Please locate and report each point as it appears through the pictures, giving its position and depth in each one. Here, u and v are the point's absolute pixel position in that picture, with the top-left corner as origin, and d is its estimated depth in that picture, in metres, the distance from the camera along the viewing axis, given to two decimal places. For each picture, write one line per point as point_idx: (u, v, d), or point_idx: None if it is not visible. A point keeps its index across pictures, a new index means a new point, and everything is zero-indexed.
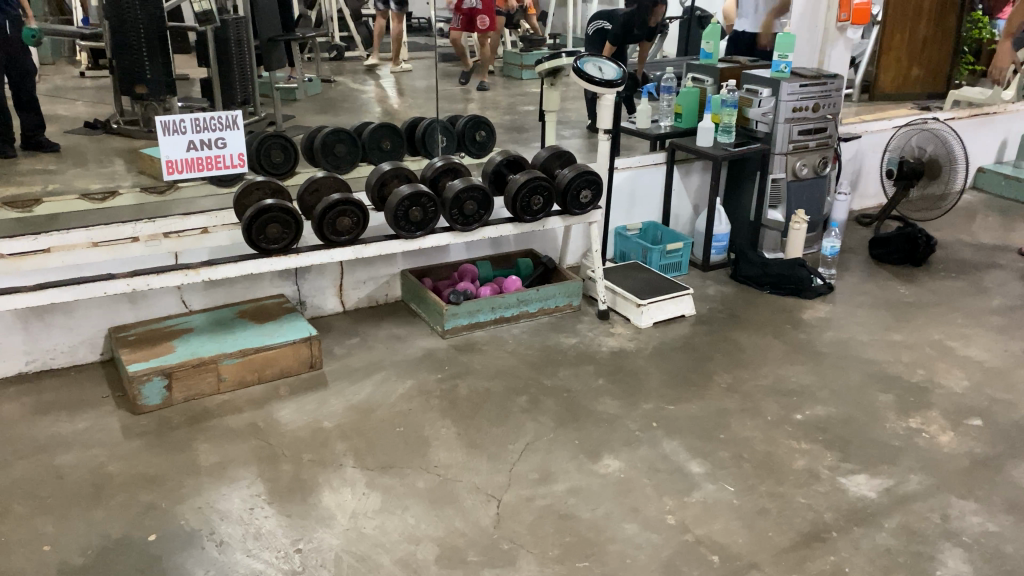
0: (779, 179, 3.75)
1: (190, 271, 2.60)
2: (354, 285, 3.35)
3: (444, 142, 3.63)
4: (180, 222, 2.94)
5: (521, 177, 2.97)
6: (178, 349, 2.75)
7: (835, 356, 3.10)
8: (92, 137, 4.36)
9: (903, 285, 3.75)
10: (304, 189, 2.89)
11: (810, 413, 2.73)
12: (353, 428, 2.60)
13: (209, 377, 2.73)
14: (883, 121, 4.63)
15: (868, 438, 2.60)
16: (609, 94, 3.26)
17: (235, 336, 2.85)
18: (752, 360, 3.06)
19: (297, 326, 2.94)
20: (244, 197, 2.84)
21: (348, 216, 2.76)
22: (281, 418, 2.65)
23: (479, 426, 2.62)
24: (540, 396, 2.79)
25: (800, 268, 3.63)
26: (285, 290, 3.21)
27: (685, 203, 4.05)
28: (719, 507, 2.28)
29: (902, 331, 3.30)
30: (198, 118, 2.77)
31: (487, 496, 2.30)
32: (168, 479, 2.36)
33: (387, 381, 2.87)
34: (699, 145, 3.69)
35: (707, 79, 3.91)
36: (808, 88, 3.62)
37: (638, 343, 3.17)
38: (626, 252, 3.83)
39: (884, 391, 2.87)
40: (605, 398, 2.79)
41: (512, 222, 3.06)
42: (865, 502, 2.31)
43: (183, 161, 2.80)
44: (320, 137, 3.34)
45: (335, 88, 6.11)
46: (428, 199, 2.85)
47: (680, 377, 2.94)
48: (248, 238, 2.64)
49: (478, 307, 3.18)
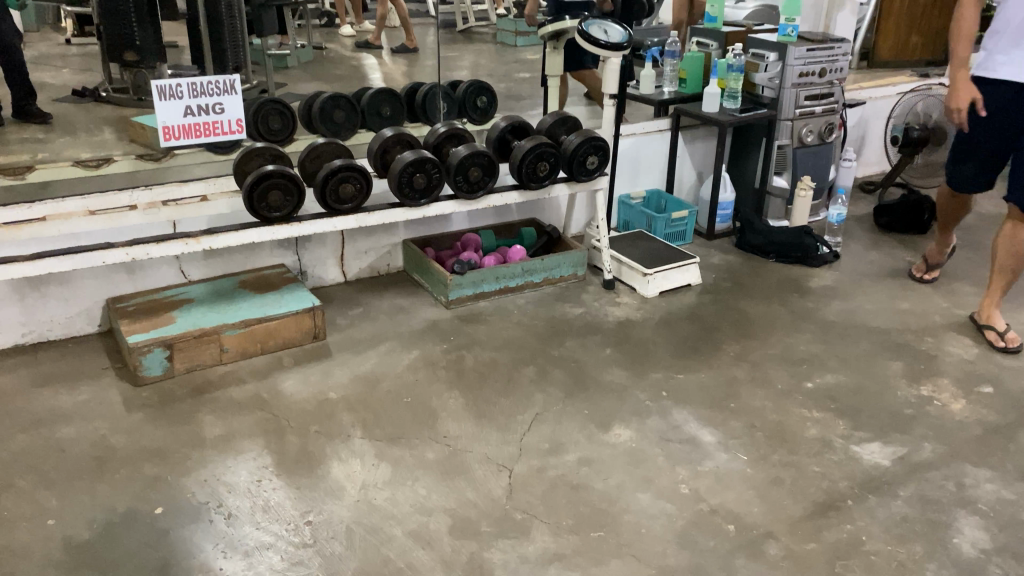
0: (784, 146, 3.72)
1: (191, 240, 2.54)
2: (355, 255, 3.28)
3: (446, 109, 3.55)
4: (178, 189, 2.84)
5: (527, 143, 2.90)
6: (179, 320, 2.69)
7: (843, 324, 3.07)
8: (81, 105, 4.29)
9: (908, 254, 3.70)
10: (305, 155, 2.81)
11: (821, 381, 2.71)
12: (359, 399, 2.56)
13: (212, 348, 2.68)
14: (887, 87, 4.54)
15: (882, 408, 2.57)
16: (615, 58, 3.20)
17: (236, 308, 2.79)
18: (760, 329, 3.02)
19: (299, 296, 2.88)
20: (243, 163, 2.74)
21: (351, 182, 2.69)
22: (286, 389, 2.60)
23: (486, 397, 2.58)
24: (547, 367, 2.75)
25: (807, 237, 3.55)
26: (286, 260, 3.14)
27: (689, 170, 3.98)
28: (732, 477, 2.25)
29: (910, 300, 3.26)
30: (196, 83, 2.72)
31: (498, 466, 2.27)
32: (173, 451, 2.31)
33: (392, 352, 2.83)
34: (705, 111, 3.65)
35: (712, 43, 3.86)
36: (816, 52, 3.58)
37: (644, 313, 3.13)
38: (629, 220, 3.79)
39: (894, 358, 2.85)
40: (614, 368, 2.75)
41: (518, 190, 3.00)
42: (879, 470, 2.29)
43: (180, 127, 2.74)
44: (319, 103, 3.26)
45: (326, 55, 6.02)
46: (433, 165, 2.77)
47: (689, 346, 2.90)
48: (250, 206, 2.57)
49: (482, 277, 3.12)
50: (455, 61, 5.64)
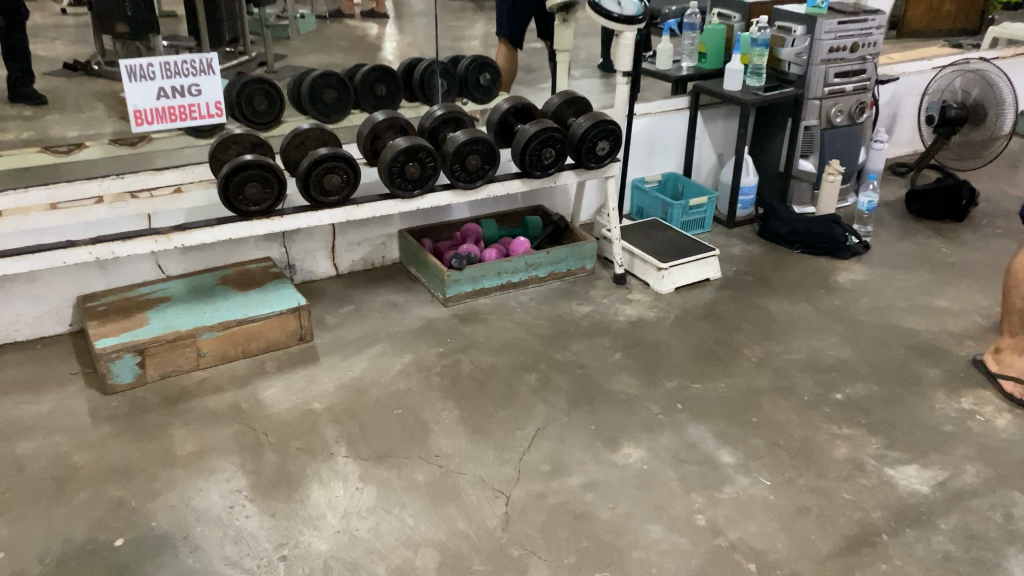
0: (812, 127, 3.46)
1: (161, 237, 2.31)
2: (347, 247, 3.06)
3: (445, 88, 3.30)
4: (152, 177, 2.65)
5: (531, 127, 2.64)
6: (152, 321, 2.48)
7: (874, 324, 2.82)
8: (72, 79, 4.09)
9: (944, 244, 3.43)
10: (287, 142, 2.57)
11: (851, 392, 2.47)
12: (345, 410, 2.34)
13: (188, 352, 2.47)
14: (922, 62, 4.22)
15: (920, 424, 2.33)
16: (629, 32, 2.93)
17: (215, 307, 2.58)
18: (784, 331, 2.78)
19: (284, 295, 2.66)
20: (220, 151, 2.51)
21: (338, 173, 2.46)
22: (266, 399, 2.39)
23: (484, 408, 2.36)
24: (551, 373, 2.52)
25: (835, 226, 3.29)
26: (272, 253, 2.92)
27: (709, 151, 3.71)
28: (753, 505, 2.03)
29: (947, 296, 3.00)
30: (169, 63, 2.48)
31: (493, 491, 2.05)
32: (140, 471, 2.12)
33: (383, 355, 2.60)
34: (727, 89, 3.40)
35: (734, 15, 3.60)
36: (847, 25, 3.33)
37: (658, 312, 2.89)
38: (643, 207, 3.52)
39: (932, 365, 2.60)
40: (623, 376, 2.52)
41: (520, 178, 2.75)
42: (917, 498, 2.06)
43: (153, 111, 2.52)
44: (308, 82, 3.02)
45: (331, 25, 5.79)
46: (427, 153, 2.54)
47: (706, 350, 2.66)
48: (226, 201, 2.35)
49: (482, 272, 2.89)
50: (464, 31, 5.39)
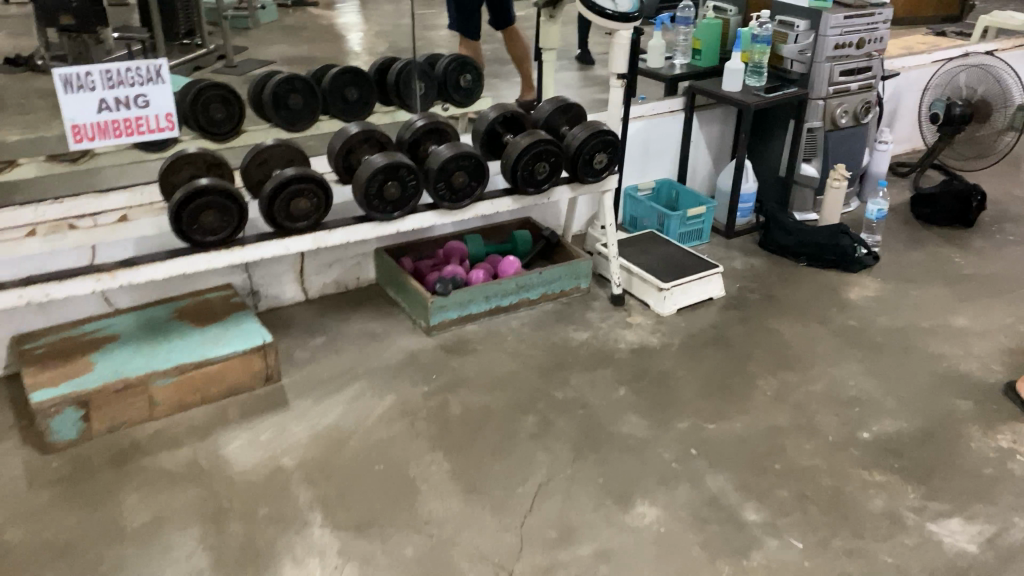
0: (815, 129, 3.24)
1: (104, 275, 2.01)
2: (318, 269, 2.78)
3: (424, 91, 3.00)
4: (95, 201, 2.35)
5: (524, 140, 2.38)
6: (98, 367, 2.19)
7: (895, 349, 2.61)
8: (14, 76, 3.74)
9: (957, 253, 3.23)
10: (248, 161, 2.29)
11: (879, 430, 2.25)
12: (320, 467, 2.07)
13: (139, 402, 2.18)
14: (922, 55, 4.01)
15: (958, 467, 2.12)
16: (624, 30, 2.68)
17: (170, 347, 2.29)
18: (800, 358, 2.55)
19: (248, 330, 2.38)
20: (171, 173, 2.21)
21: (307, 197, 2.18)
22: (229, 455, 2.11)
23: (478, 459, 2.10)
24: (550, 415, 2.27)
25: (844, 236, 3.06)
26: (233, 279, 2.63)
27: (704, 156, 3.48)
28: (787, 573, 1.80)
29: (967, 315, 2.80)
30: (110, 70, 2.16)
31: (493, 567, 1.79)
32: (84, 549, 1.83)
33: (362, 397, 2.33)
34: (726, 90, 3.14)
35: (730, 8, 3.38)
36: (854, 19, 3.10)
37: (662, 337, 2.65)
38: (637, 217, 3.28)
39: (961, 395, 2.39)
40: (630, 416, 2.27)
41: (511, 195, 2.49)
42: (967, 559, 1.84)
43: (93, 126, 2.21)
44: (271, 88, 2.71)
45: (294, 14, 5.46)
46: (408, 171, 2.26)
47: (718, 383, 2.43)
48: (179, 231, 2.05)
49: (470, 297, 2.63)
50: (435, 19, 5.10)
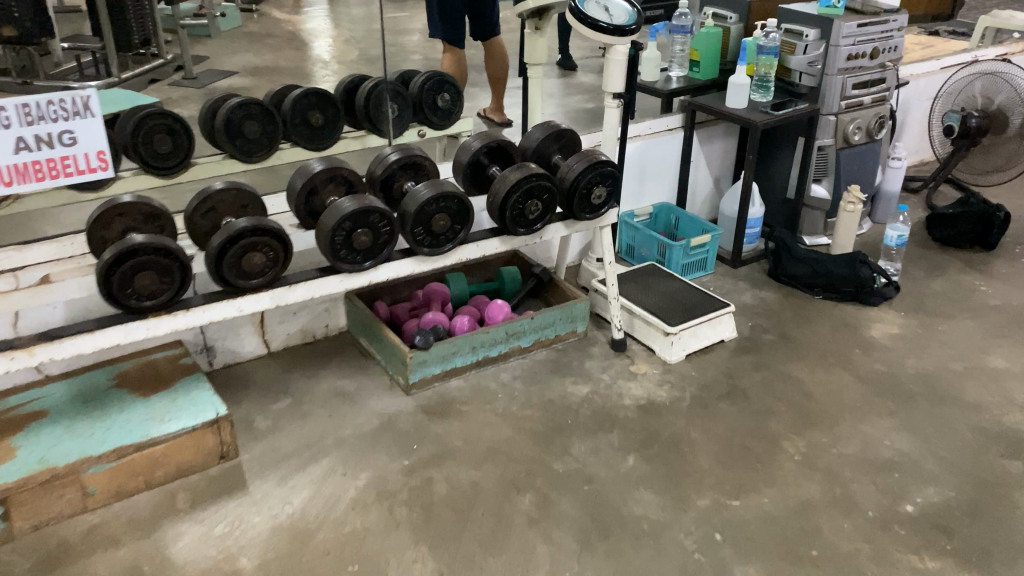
0: (826, 147, 2.97)
1: (19, 353, 1.68)
2: (281, 318, 2.47)
3: (397, 111, 2.69)
4: (16, 255, 2.04)
5: (513, 175, 2.08)
6: (21, 453, 1.85)
7: (929, 398, 2.34)
8: None
9: (981, 280, 2.97)
10: (193, 209, 1.98)
11: (923, 502, 1.97)
12: (283, 570, 1.75)
13: (70, 493, 1.86)
14: (931, 61, 3.75)
15: (1019, 547, 1.84)
16: (621, 45, 2.38)
17: (107, 424, 1.96)
18: (826, 412, 2.27)
19: (198, 399, 2.06)
20: (101, 227, 1.90)
21: (261, 250, 1.87)
22: (176, 555, 1.79)
23: (468, 555, 1.80)
24: (550, 493, 1.97)
25: (862, 266, 2.79)
26: (183, 335, 2.31)
27: (705, 177, 3.21)
28: None
29: (1003, 354, 2.53)
30: (27, 104, 1.78)
31: None
32: None
33: (332, 476, 2.02)
34: (730, 106, 2.86)
35: (730, 15, 3.11)
36: (868, 28, 2.83)
37: (670, 390, 2.36)
38: (634, 246, 2.99)
39: (1008, 455, 2.12)
40: (641, 492, 1.98)
41: (499, 236, 2.19)
42: None
43: (10, 169, 1.81)
44: (222, 114, 2.39)
45: (258, 20, 5.12)
46: (381, 216, 1.95)
47: (737, 446, 2.14)
48: (109, 297, 1.74)
49: (454, 348, 2.32)
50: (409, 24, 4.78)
